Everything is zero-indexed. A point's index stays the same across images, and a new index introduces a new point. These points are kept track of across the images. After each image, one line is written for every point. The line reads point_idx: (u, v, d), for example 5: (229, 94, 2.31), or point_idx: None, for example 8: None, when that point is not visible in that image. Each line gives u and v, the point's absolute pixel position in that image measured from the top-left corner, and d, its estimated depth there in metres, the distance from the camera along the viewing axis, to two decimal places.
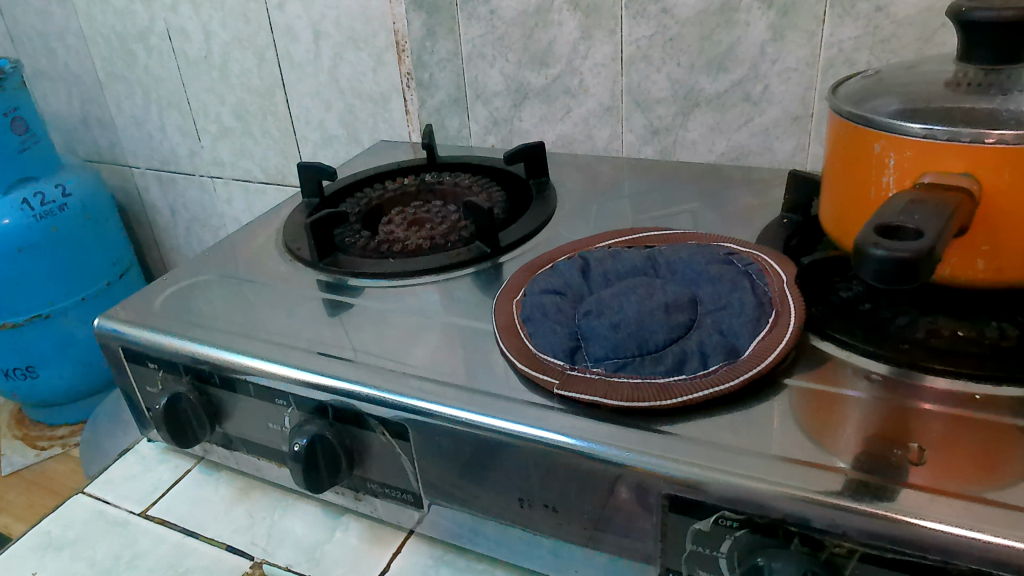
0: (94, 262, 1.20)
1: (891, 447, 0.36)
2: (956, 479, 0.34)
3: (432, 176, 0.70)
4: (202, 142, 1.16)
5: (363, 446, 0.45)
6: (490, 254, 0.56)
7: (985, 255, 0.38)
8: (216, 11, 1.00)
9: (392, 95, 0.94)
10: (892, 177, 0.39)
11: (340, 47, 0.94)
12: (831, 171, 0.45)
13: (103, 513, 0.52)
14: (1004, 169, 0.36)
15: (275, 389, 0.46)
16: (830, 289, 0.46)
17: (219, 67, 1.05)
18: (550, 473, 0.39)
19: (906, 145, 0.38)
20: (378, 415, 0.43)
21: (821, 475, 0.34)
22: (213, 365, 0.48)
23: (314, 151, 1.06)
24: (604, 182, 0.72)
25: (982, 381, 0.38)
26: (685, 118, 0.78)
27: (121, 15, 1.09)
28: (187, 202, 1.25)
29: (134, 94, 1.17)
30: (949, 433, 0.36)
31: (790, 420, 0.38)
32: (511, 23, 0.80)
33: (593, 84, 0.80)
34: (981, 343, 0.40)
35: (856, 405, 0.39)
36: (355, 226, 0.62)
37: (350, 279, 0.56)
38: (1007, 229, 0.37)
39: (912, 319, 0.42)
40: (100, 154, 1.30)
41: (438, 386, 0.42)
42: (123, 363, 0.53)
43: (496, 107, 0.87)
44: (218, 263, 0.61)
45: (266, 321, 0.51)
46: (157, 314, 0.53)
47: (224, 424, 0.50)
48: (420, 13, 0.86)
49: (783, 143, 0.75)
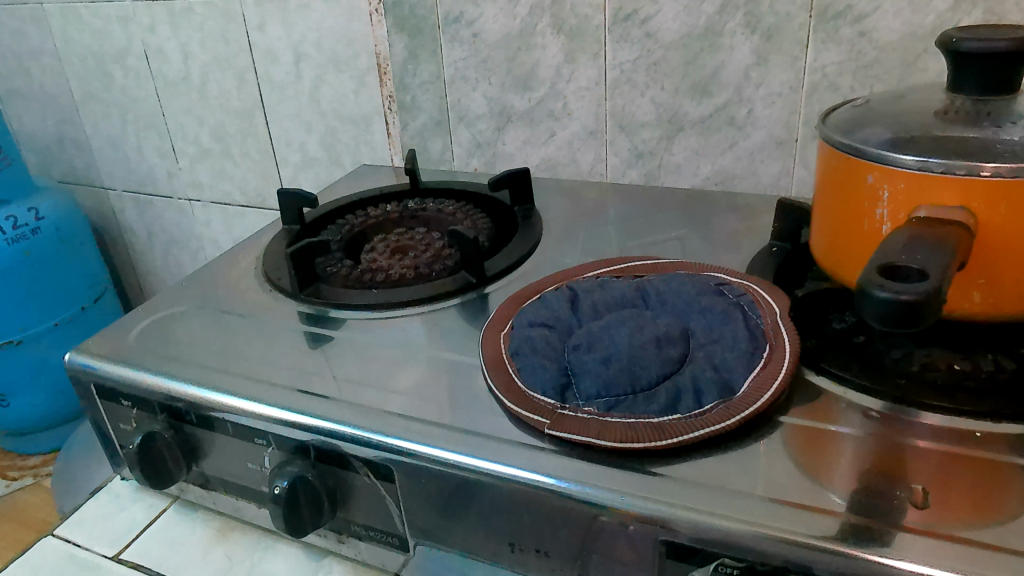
0: (68, 286, 1.17)
1: (892, 488, 0.35)
2: (960, 522, 0.33)
3: (415, 203, 0.69)
4: (180, 164, 1.14)
5: (346, 486, 0.43)
6: (475, 284, 0.55)
7: (981, 288, 0.37)
8: (195, 32, 0.98)
9: (374, 118, 0.93)
10: (886, 209, 0.39)
11: (321, 69, 0.93)
12: (822, 202, 0.44)
13: (73, 557, 0.50)
14: (999, 202, 0.35)
15: (255, 428, 0.44)
16: (823, 320, 0.45)
17: (198, 88, 1.04)
18: (541, 517, 0.37)
19: (899, 177, 0.37)
20: (361, 456, 0.41)
21: (820, 519, 0.33)
22: (190, 404, 0.46)
23: (294, 174, 1.04)
24: (589, 207, 0.71)
25: (982, 417, 0.38)
26: (669, 142, 0.78)
27: (97, 35, 1.07)
28: (165, 224, 1.23)
29: (110, 115, 1.15)
30: (952, 472, 0.35)
31: (787, 459, 0.37)
32: (494, 46, 0.80)
33: (577, 107, 0.80)
34: (978, 378, 0.39)
35: (856, 444, 0.38)
36: (337, 255, 0.61)
37: (332, 310, 0.54)
38: (1003, 262, 0.36)
39: (906, 352, 0.42)
40: (76, 175, 1.28)
41: (424, 425, 0.41)
42: (95, 399, 0.51)
43: (479, 130, 0.86)
44: (195, 293, 0.60)
45: (246, 355, 0.50)
46: (133, 349, 0.51)
47: (201, 464, 0.48)
48: (402, 35, 0.85)
49: (768, 166, 0.74)
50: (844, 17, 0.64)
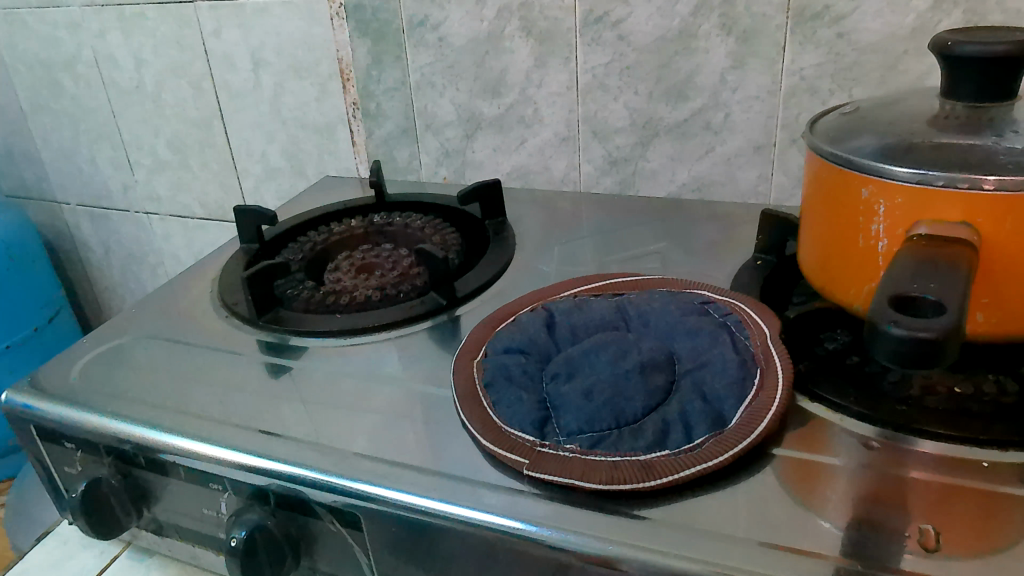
0: (19, 306, 1.12)
1: (899, 527, 0.32)
2: (974, 567, 0.30)
3: (381, 217, 0.66)
4: (136, 177, 1.09)
5: (309, 533, 0.40)
6: (446, 306, 0.52)
7: (984, 308, 0.35)
8: (148, 38, 0.94)
9: (337, 126, 0.89)
10: (883, 225, 0.36)
11: (281, 76, 0.89)
12: (811, 215, 0.42)
13: None
14: (1004, 218, 0.33)
15: (210, 472, 0.41)
16: (815, 340, 0.43)
17: (153, 97, 0.99)
18: (522, 568, 0.34)
19: (897, 192, 0.35)
20: (325, 503, 0.38)
21: (821, 566, 0.31)
22: (138, 447, 0.42)
23: (256, 185, 1.00)
24: (563, 218, 0.68)
25: (989, 445, 0.35)
26: (644, 148, 0.75)
27: (44, 42, 1.02)
28: (122, 239, 1.18)
29: (61, 126, 1.10)
30: (961, 509, 0.33)
31: (785, 497, 0.34)
32: (461, 51, 0.77)
33: (548, 113, 0.77)
34: (980, 402, 0.37)
35: (856, 476, 0.35)
36: (299, 275, 0.57)
37: (293, 338, 0.51)
38: (1007, 281, 0.34)
39: (904, 374, 0.39)
40: (27, 189, 1.22)
41: (392, 468, 0.38)
42: (35, 441, 0.47)
43: (448, 138, 0.83)
44: (147, 320, 0.56)
45: (201, 390, 0.46)
46: (77, 385, 0.47)
47: (153, 509, 0.45)
48: (365, 40, 0.81)
49: (746, 172, 0.72)
50: (822, 18, 0.62)
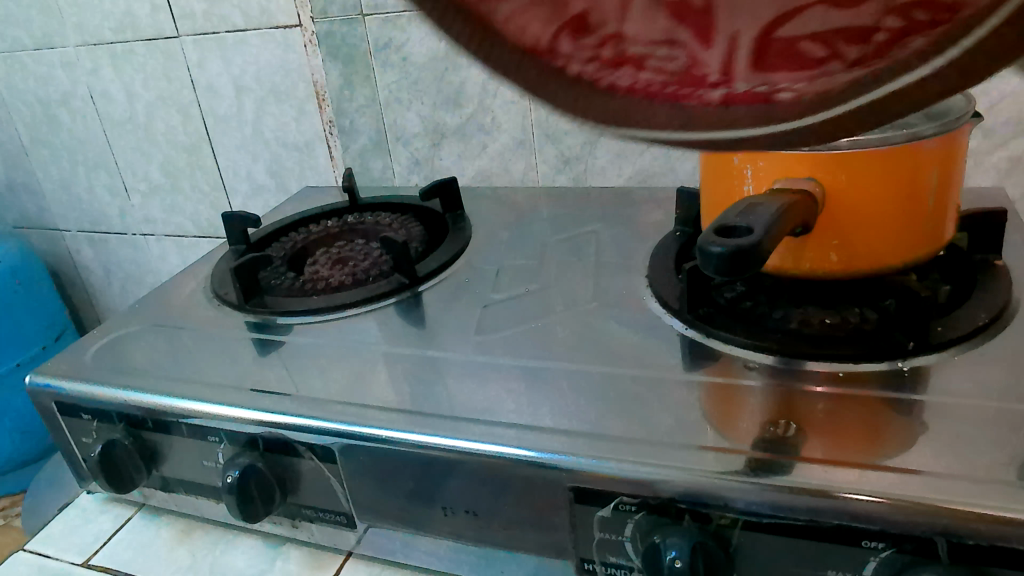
0: (28, 327, 1.19)
1: (769, 426, 0.41)
2: (825, 449, 0.39)
3: (355, 218, 0.75)
4: (132, 201, 1.17)
5: (295, 473, 0.47)
6: (408, 284, 0.61)
7: (837, 249, 0.43)
8: (138, 73, 1.02)
9: (316, 143, 0.97)
10: (752, 185, 0.44)
11: (262, 100, 0.97)
12: (704, 185, 0.50)
13: (44, 567, 0.53)
14: (839, 172, 0.41)
15: (207, 426, 0.48)
16: (717, 292, 0.53)
17: (144, 126, 1.07)
18: (470, 477, 0.42)
19: (759, 156, 0.43)
20: (304, 441, 0.46)
21: (726, 457, 0.38)
22: (146, 410, 0.50)
23: (244, 203, 1.08)
24: (520, 212, 0.77)
25: (848, 360, 0.44)
26: (592, 146, 0.83)
27: (42, 81, 1.10)
28: (121, 261, 1.26)
29: (60, 158, 1.18)
30: (823, 410, 0.42)
31: (694, 412, 0.43)
32: (423, 68, 0.85)
33: (504, 120, 0.85)
34: (844, 329, 0.46)
35: (746, 394, 0.44)
36: (281, 268, 0.66)
37: (277, 318, 0.59)
38: (850, 225, 0.42)
39: (786, 312, 0.49)
40: (28, 220, 1.30)
41: (363, 410, 0.46)
42: (56, 417, 0.54)
43: (417, 148, 0.91)
44: (149, 314, 0.63)
45: (200, 365, 0.54)
46: (91, 367, 0.55)
47: (161, 467, 0.52)
48: (336, 63, 0.89)
49: (683, 163, 0.80)
50: None
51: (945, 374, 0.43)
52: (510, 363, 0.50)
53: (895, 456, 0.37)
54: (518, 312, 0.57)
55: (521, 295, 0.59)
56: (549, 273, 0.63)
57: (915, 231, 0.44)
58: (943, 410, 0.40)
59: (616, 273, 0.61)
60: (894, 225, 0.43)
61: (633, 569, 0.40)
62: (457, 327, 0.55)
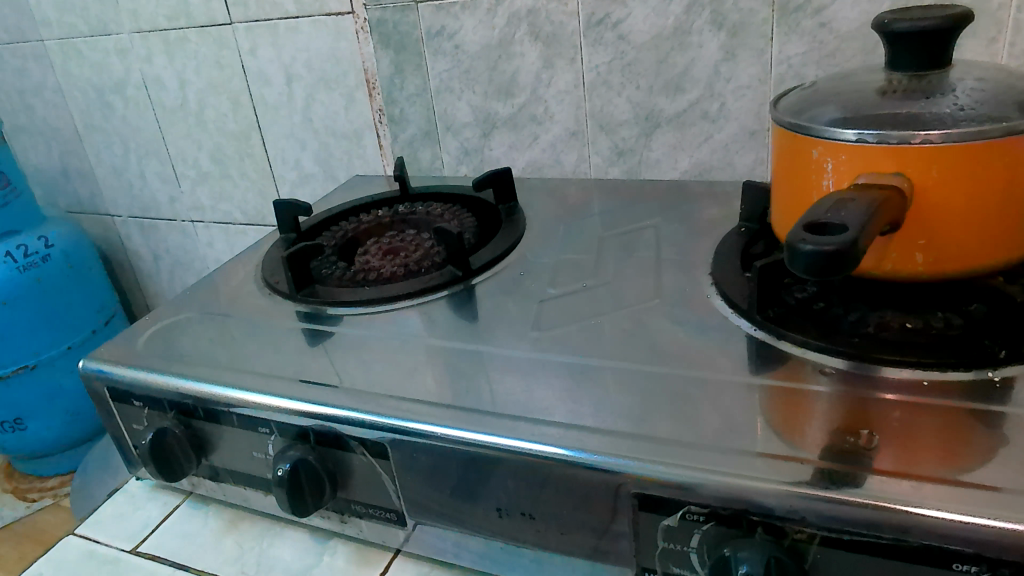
0: (79, 311, 1.21)
1: (847, 435, 0.39)
2: (908, 461, 0.36)
3: (405, 208, 0.74)
4: (182, 188, 1.18)
5: (345, 468, 0.46)
6: (461, 276, 0.60)
7: (922, 249, 0.40)
8: (190, 60, 1.02)
9: (365, 132, 0.96)
10: (831, 180, 0.42)
11: (312, 88, 0.96)
12: (776, 179, 0.47)
13: (94, 552, 0.53)
14: (930, 166, 0.38)
15: (258, 417, 0.48)
16: (786, 292, 0.50)
17: (195, 113, 1.07)
18: (527, 479, 0.41)
19: (841, 149, 0.41)
20: (357, 436, 0.45)
21: (801, 468, 0.36)
22: (197, 399, 0.49)
23: (292, 190, 1.08)
24: (573, 205, 0.75)
25: (931, 367, 0.42)
26: (647, 138, 0.81)
27: (96, 68, 1.11)
28: (169, 247, 1.27)
29: (113, 145, 1.19)
30: (905, 420, 0.39)
31: (764, 418, 0.41)
32: (475, 56, 0.83)
33: (557, 111, 0.83)
34: (926, 334, 0.44)
35: (819, 400, 0.42)
36: (332, 258, 0.66)
37: (328, 309, 0.58)
38: (939, 223, 0.40)
39: (862, 315, 0.46)
40: (81, 205, 1.32)
41: (417, 405, 0.45)
42: (108, 403, 0.54)
43: (466, 138, 0.90)
44: (200, 302, 0.63)
45: (251, 354, 0.53)
46: (143, 353, 0.54)
47: (210, 457, 0.52)
48: (388, 51, 0.88)
49: (743, 157, 0.77)
50: (805, 9, 0.68)
51: None
52: (567, 360, 0.48)
53: (985, 472, 0.35)
54: (574, 308, 0.55)
55: (576, 290, 0.57)
56: (606, 268, 0.61)
57: (1009, 232, 0.41)
58: None
59: (676, 270, 0.58)
60: (986, 225, 0.40)
61: None
62: (512, 322, 0.54)
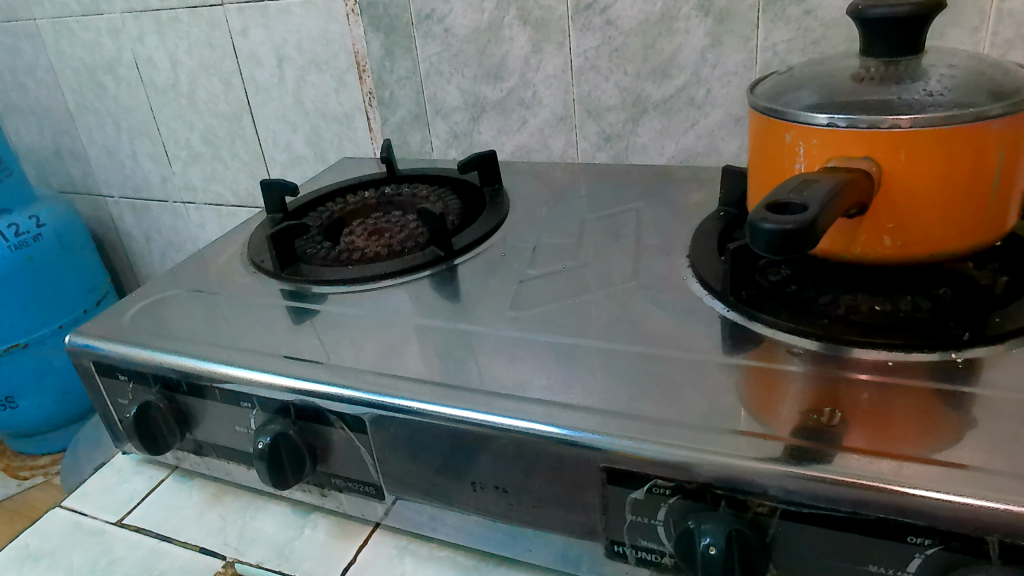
0: (70, 290, 1.22)
1: (813, 412, 0.40)
2: (868, 438, 0.37)
3: (392, 189, 0.74)
4: (173, 169, 1.18)
5: (325, 442, 0.47)
6: (444, 257, 0.61)
7: (891, 232, 0.41)
8: (182, 40, 1.02)
9: (356, 115, 0.97)
10: (804, 164, 0.43)
11: (303, 70, 0.97)
12: (753, 163, 0.48)
13: (79, 523, 0.54)
14: (899, 150, 0.39)
15: (241, 392, 0.48)
16: (762, 275, 0.51)
17: (187, 94, 1.08)
18: (500, 453, 0.42)
19: (812, 134, 0.42)
20: (337, 411, 0.46)
21: (766, 444, 0.37)
22: (181, 373, 0.50)
23: (283, 172, 1.09)
24: (559, 188, 0.76)
25: (898, 349, 0.43)
26: (634, 123, 0.81)
27: (89, 47, 1.11)
28: (161, 228, 1.27)
29: (105, 125, 1.19)
30: (870, 398, 0.40)
31: (732, 395, 0.42)
32: (465, 40, 0.84)
33: (546, 95, 0.84)
34: (894, 317, 0.45)
35: (788, 378, 0.43)
36: (317, 238, 0.66)
37: (312, 288, 0.59)
38: (907, 207, 0.41)
39: (833, 298, 0.47)
40: (74, 184, 1.32)
41: (396, 381, 0.45)
42: (94, 377, 0.55)
43: (456, 122, 0.90)
44: (187, 279, 0.64)
45: (234, 331, 0.54)
46: (129, 328, 0.55)
47: (194, 431, 0.52)
48: (378, 34, 0.88)
49: (728, 143, 0.78)
50: None
51: (1000, 367, 0.41)
52: (544, 338, 0.49)
53: (943, 449, 0.36)
54: (554, 287, 0.56)
55: (557, 272, 0.58)
56: (588, 251, 0.61)
57: (977, 217, 0.41)
58: (997, 404, 0.38)
59: (656, 253, 0.59)
60: (953, 210, 0.41)
61: (665, 554, 0.39)
62: (492, 302, 0.55)
